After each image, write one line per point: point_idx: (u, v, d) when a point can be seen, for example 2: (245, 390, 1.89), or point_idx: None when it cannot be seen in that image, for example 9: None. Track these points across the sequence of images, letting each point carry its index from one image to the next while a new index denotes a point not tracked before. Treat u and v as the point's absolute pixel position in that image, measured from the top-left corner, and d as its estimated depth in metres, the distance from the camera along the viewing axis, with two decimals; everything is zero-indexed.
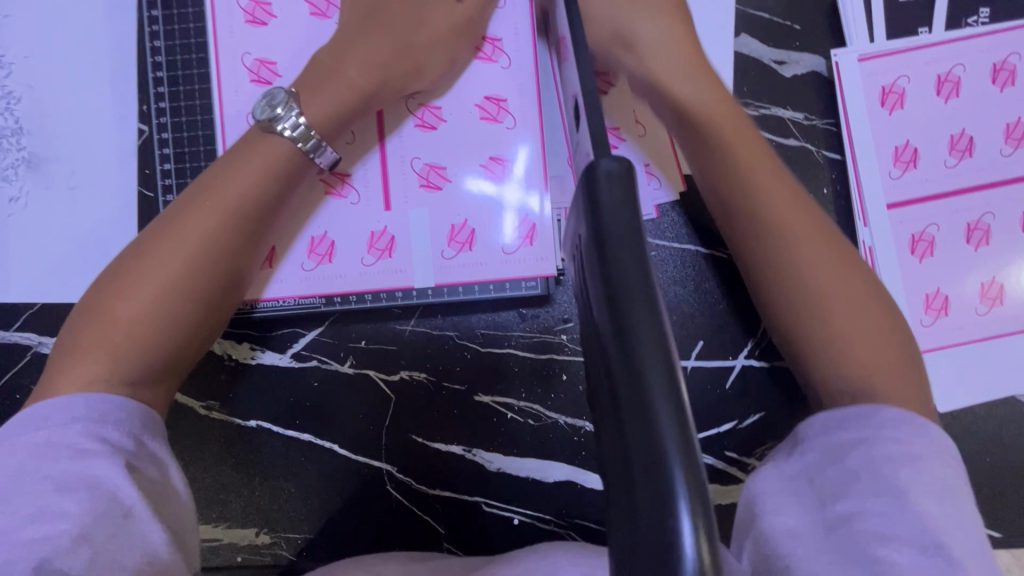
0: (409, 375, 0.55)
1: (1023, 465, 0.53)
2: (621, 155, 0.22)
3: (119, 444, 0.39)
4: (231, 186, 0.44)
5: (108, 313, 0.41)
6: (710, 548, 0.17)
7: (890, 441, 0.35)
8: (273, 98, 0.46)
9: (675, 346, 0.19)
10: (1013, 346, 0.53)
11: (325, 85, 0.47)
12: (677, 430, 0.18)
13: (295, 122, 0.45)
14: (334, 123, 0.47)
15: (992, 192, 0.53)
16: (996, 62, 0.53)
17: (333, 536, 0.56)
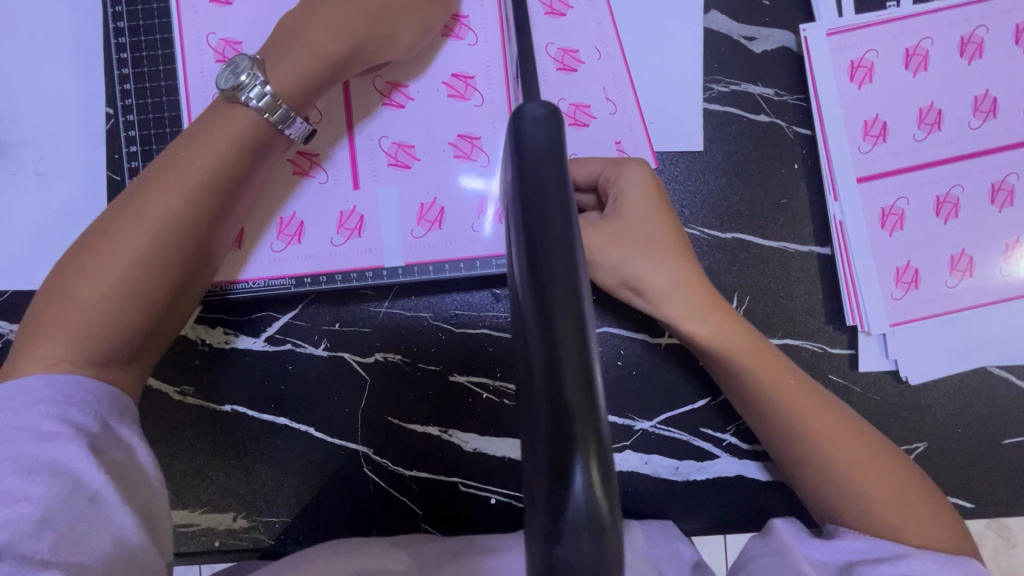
0: (383, 356, 0.55)
1: (992, 435, 0.54)
2: (547, 101, 0.24)
3: (84, 426, 0.38)
4: (197, 160, 0.43)
5: (68, 293, 0.41)
6: (599, 476, 0.19)
7: (931, 564, 0.41)
8: (235, 65, 0.44)
9: (587, 289, 0.21)
10: (981, 318, 0.54)
11: (290, 52, 0.46)
12: (580, 367, 0.19)
13: (261, 91, 0.44)
14: (301, 92, 0.46)
15: (960, 166, 0.53)
16: (964, 35, 0.53)
17: (311, 519, 0.56)
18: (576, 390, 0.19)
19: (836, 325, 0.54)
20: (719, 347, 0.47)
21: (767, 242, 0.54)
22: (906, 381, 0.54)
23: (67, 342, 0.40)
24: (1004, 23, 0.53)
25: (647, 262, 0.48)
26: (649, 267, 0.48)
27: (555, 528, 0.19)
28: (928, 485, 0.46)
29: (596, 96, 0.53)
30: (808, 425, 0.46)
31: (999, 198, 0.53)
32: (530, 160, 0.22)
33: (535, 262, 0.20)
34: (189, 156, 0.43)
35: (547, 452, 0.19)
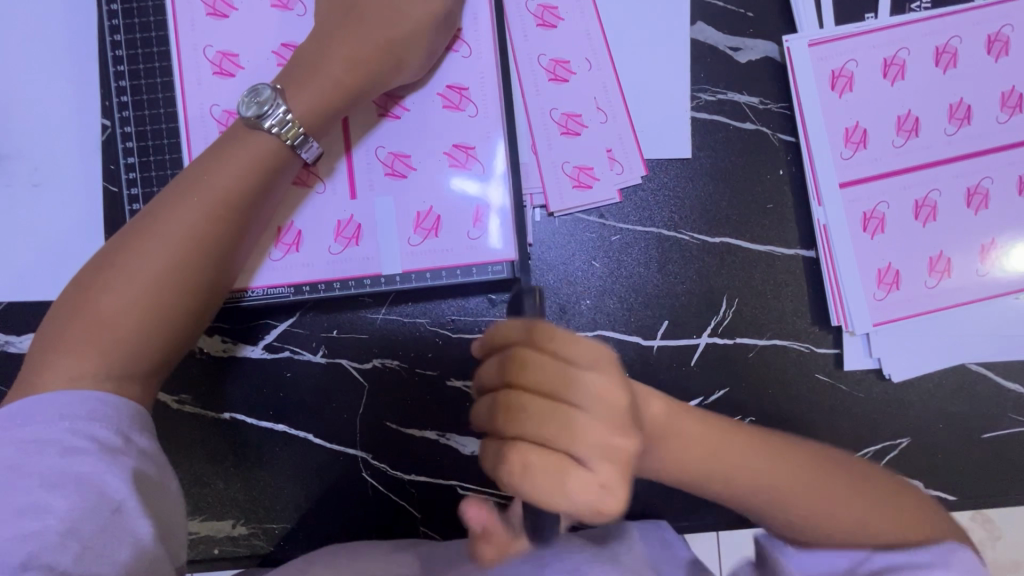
0: (381, 363, 0.56)
1: (972, 429, 0.56)
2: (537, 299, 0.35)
3: (107, 441, 0.38)
4: (216, 180, 0.45)
5: (89, 307, 0.41)
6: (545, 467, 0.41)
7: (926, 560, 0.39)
8: (257, 94, 0.46)
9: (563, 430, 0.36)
10: (958, 317, 0.56)
11: (310, 81, 0.48)
12: None
13: (283, 118, 0.46)
14: (321, 115, 0.48)
15: (937, 171, 0.55)
16: (939, 45, 0.55)
17: (312, 525, 0.56)
18: None
19: (822, 326, 0.56)
20: (685, 421, 0.43)
21: (755, 245, 0.56)
22: (889, 378, 0.56)
23: (89, 356, 0.40)
24: (977, 33, 0.55)
25: (609, 404, 0.36)
26: (615, 424, 0.36)
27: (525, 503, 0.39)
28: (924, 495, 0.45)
29: (588, 106, 0.55)
30: (785, 484, 0.42)
31: (974, 201, 0.56)
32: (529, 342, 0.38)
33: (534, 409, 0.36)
34: (213, 171, 0.45)
35: None
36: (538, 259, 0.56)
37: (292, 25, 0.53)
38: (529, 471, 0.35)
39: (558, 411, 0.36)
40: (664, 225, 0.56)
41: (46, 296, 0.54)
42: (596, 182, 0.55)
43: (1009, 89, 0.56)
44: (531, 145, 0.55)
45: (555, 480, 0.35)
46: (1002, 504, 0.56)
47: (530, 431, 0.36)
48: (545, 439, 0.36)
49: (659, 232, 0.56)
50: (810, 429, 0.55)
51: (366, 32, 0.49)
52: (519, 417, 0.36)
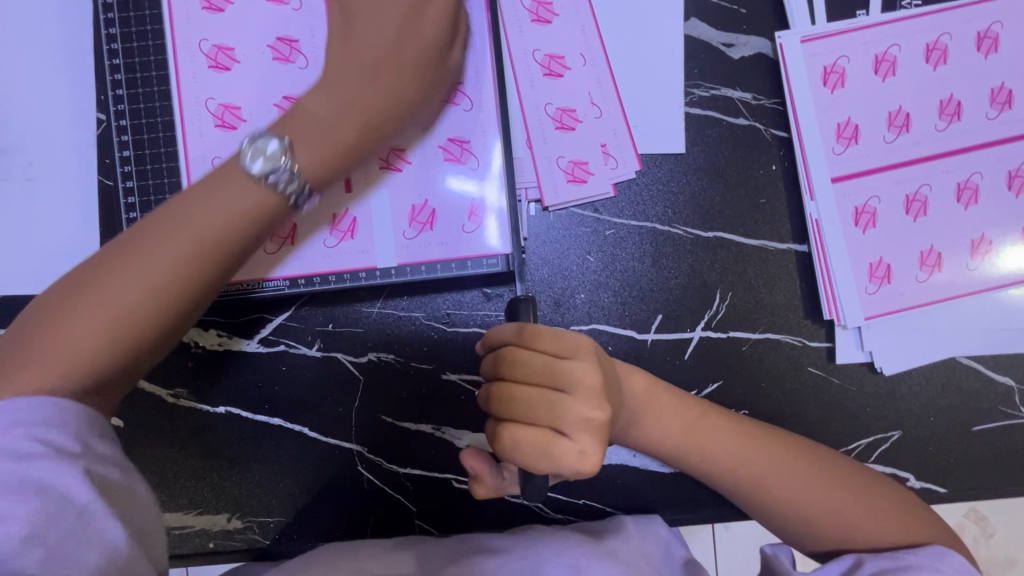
0: (377, 356, 0.56)
1: (962, 421, 0.56)
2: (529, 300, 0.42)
3: (64, 445, 0.35)
4: (208, 212, 0.40)
5: (52, 332, 0.38)
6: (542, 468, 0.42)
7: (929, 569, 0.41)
8: (263, 146, 0.42)
9: (547, 407, 0.39)
10: (949, 311, 0.57)
11: (314, 133, 0.44)
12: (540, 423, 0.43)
13: (290, 176, 0.42)
14: (323, 174, 0.44)
15: (928, 166, 0.56)
16: (929, 42, 0.56)
17: (307, 519, 0.56)
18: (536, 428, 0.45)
19: (815, 319, 0.56)
20: (663, 399, 0.47)
21: (748, 240, 0.56)
22: (881, 371, 0.56)
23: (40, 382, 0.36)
24: (966, 30, 0.56)
25: (594, 387, 0.39)
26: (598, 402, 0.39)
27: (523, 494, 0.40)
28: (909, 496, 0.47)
29: (582, 102, 0.55)
30: (754, 466, 0.45)
31: (964, 196, 0.56)
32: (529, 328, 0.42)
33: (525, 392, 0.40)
34: (206, 204, 0.41)
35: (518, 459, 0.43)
36: (532, 254, 0.57)
37: (288, 20, 0.53)
38: (513, 441, 0.39)
39: (546, 395, 0.39)
40: (658, 220, 0.56)
41: (39, 289, 0.54)
42: (591, 176, 0.56)
43: (998, 85, 0.56)
44: (525, 140, 0.56)
45: (542, 453, 0.38)
46: (994, 496, 0.56)
47: (521, 413, 0.39)
48: (535, 418, 0.39)
49: (654, 226, 0.56)
50: (802, 422, 0.56)
51: (374, 81, 0.45)
52: (510, 399, 0.40)
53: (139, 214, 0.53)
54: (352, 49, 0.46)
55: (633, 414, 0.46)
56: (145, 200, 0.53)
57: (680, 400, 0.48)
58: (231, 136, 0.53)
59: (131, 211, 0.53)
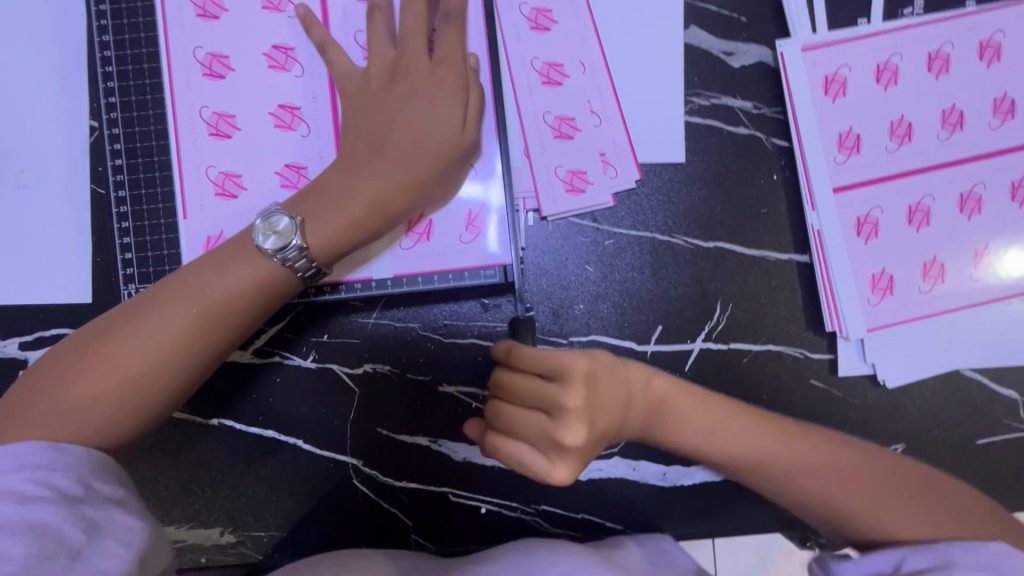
0: (372, 368, 0.55)
1: (967, 434, 0.55)
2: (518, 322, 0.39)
3: (66, 490, 0.38)
4: (220, 283, 0.45)
5: (70, 382, 0.42)
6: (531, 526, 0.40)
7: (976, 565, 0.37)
8: (274, 224, 0.46)
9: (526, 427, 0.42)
10: (953, 323, 0.56)
11: (324, 212, 0.47)
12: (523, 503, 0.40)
13: (301, 252, 0.46)
14: (333, 250, 0.48)
15: (931, 176, 0.55)
16: (931, 51, 0.56)
17: (301, 533, 0.55)
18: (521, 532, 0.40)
19: (817, 331, 0.56)
20: (689, 401, 0.46)
21: (750, 250, 0.56)
22: (884, 384, 0.55)
23: (55, 428, 0.41)
24: (969, 38, 0.56)
25: (570, 412, 0.39)
26: (574, 426, 0.39)
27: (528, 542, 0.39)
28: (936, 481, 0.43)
29: (581, 111, 0.55)
30: (754, 449, 0.44)
31: (967, 207, 0.56)
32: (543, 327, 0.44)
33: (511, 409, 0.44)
34: (217, 276, 0.46)
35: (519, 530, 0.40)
36: (531, 264, 0.56)
37: (283, 26, 0.52)
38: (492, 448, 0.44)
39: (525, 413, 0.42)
40: (658, 230, 0.56)
41: (29, 300, 0.53)
42: (589, 186, 0.55)
43: (1001, 95, 0.56)
44: (524, 148, 0.55)
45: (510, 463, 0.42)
46: None
47: (498, 422, 0.44)
48: (512, 430, 0.43)
49: (654, 236, 0.56)
50: None
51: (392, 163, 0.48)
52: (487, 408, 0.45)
53: (131, 222, 0.52)
54: (379, 127, 0.49)
55: (651, 417, 0.45)
56: (138, 209, 0.52)
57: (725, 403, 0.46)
58: (225, 144, 0.52)
59: (123, 220, 0.52)
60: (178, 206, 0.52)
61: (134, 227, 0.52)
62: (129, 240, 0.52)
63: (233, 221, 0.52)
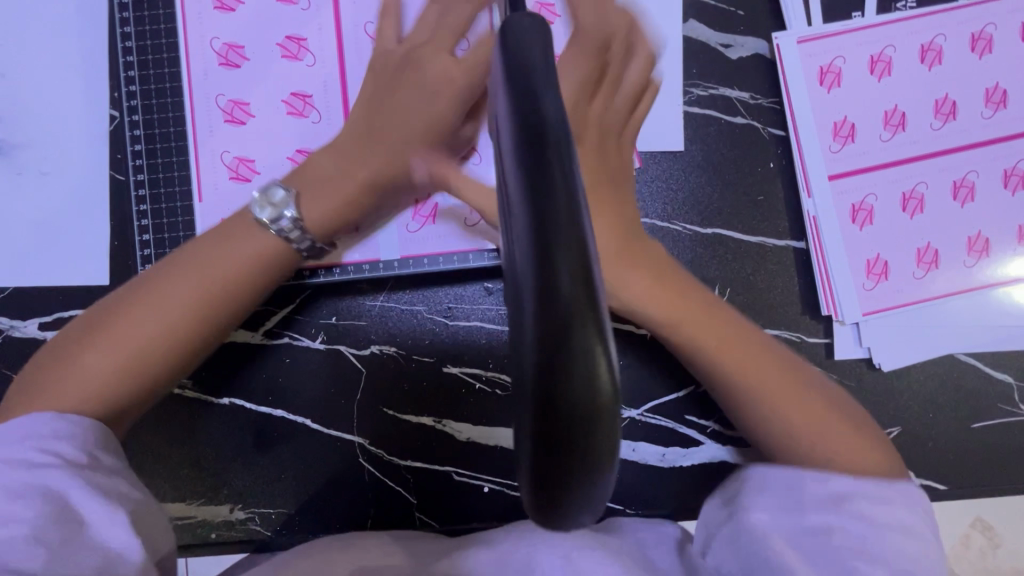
0: (379, 350, 0.57)
1: (961, 417, 0.57)
2: (537, 13, 0.20)
3: (73, 458, 0.39)
4: (221, 257, 0.47)
5: (77, 363, 0.43)
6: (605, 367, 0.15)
7: (868, 503, 0.39)
8: (270, 197, 0.48)
9: (595, 248, 0.16)
10: (946, 308, 0.57)
11: (321, 187, 0.50)
12: (587, 376, 0.15)
13: (293, 222, 0.48)
14: (328, 222, 0.50)
15: (924, 164, 0.57)
16: (924, 43, 0.57)
17: (308, 509, 0.57)
18: (581, 392, 0.15)
19: (813, 315, 0.57)
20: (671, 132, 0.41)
21: (747, 236, 0.57)
22: (879, 368, 0.57)
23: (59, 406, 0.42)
24: (961, 31, 0.57)
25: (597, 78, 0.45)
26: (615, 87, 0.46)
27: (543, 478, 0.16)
28: (847, 407, 0.46)
29: None
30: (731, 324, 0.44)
31: (960, 194, 0.57)
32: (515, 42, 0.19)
33: (535, 179, 0.16)
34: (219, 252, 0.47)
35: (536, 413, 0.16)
36: None
37: (296, 18, 0.54)
38: None
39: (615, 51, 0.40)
40: (657, 217, 0.57)
41: (51, 283, 0.55)
42: None
43: (993, 85, 0.57)
44: None
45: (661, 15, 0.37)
46: (991, 492, 0.57)
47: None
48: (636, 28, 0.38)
49: (653, 223, 0.57)
50: None
51: (386, 148, 0.49)
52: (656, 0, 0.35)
53: (149, 206, 0.54)
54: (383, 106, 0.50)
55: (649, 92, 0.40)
56: (155, 192, 0.54)
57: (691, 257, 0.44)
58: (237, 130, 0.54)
59: (142, 203, 0.54)
60: (195, 189, 0.54)
61: (152, 210, 0.54)
62: (147, 222, 0.54)
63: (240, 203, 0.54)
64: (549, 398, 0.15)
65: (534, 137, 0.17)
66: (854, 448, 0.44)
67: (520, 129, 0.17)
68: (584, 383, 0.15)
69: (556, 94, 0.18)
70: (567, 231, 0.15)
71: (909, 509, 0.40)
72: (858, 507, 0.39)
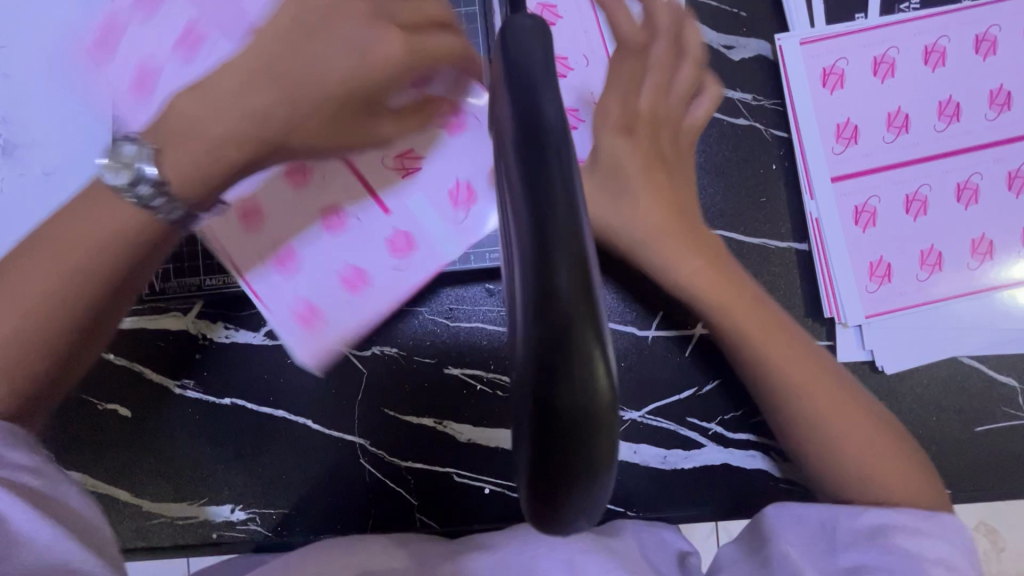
0: (381, 351, 0.57)
1: (965, 421, 0.56)
2: (538, 15, 0.20)
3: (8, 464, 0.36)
4: (78, 237, 0.37)
5: None
6: (606, 376, 0.15)
7: (905, 534, 0.41)
8: (116, 154, 0.36)
9: (595, 257, 0.16)
10: (949, 311, 0.57)
11: (189, 146, 0.37)
12: (587, 383, 0.15)
13: (145, 190, 0.36)
14: (201, 189, 0.38)
15: (928, 166, 0.57)
16: (927, 44, 0.57)
17: (309, 511, 0.57)
18: (578, 400, 0.15)
19: (815, 318, 0.57)
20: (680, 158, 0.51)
21: (748, 238, 0.57)
22: (882, 370, 0.56)
23: None
24: (964, 33, 0.57)
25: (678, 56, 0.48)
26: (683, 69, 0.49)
27: (537, 480, 0.17)
28: (891, 423, 0.47)
29: (584, 102, 0.55)
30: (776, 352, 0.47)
31: (964, 196, 0.57)
32: (514, 51, 0.19)
33: (534, 186, 0.16)
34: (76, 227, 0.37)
35: (534, 425, 0.16)
36: None
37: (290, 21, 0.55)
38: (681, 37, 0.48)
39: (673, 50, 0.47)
40: None
41: None
42: None
43: (997, 87, 0.57)
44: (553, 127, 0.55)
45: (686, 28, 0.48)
46: (995, 497, 0.56)
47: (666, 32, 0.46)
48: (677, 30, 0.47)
49: None
50: None
51: (290, 119, 0.38)
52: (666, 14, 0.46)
53: None
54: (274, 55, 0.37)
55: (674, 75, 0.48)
56: None
57: (734, 275, 0.50)
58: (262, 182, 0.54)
59: None
60: None
61: None
62: None
63: (319, 289, 0.55)
64: (547, 400, 0.15)
65: (532, 140, 0.17)
66: (872, 438, 0.46)
67: (519, 132, 0.17)
68: (583, 386, 0.15)
69: (553, 96, 0.18)
70: (565, 233, 0.15)
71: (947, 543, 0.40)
72: (895, 541, 0.40)
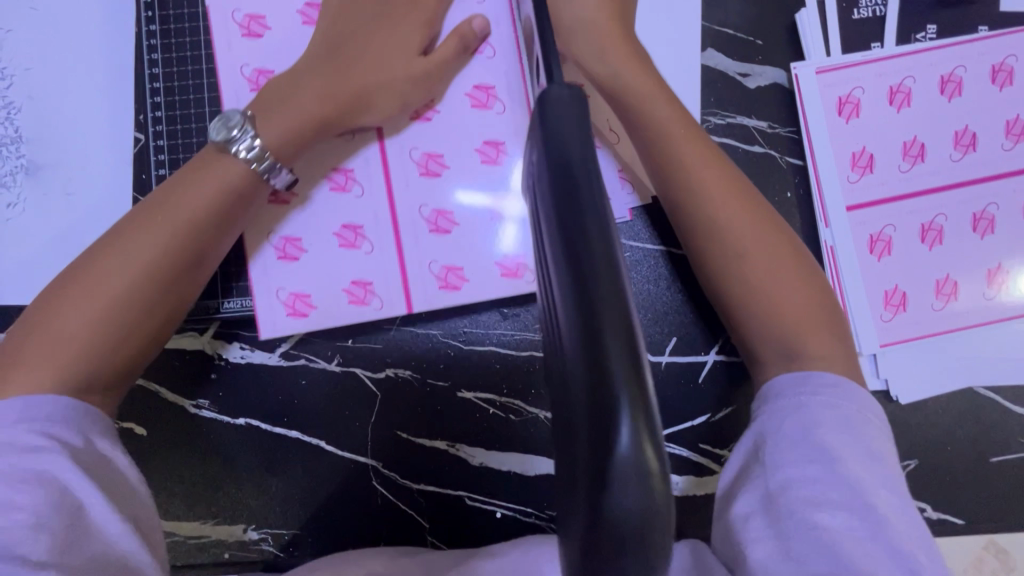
0: (395, 373, 0.57)
1: (981, 452, 0.56)
2: (574, 84, 0.23)
3: (70, 440, 0.40)
4: (180, 204, 0.46)
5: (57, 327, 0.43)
6: (653, 448, 0.17)
7: (826, 433, 0.40)
8: (228, 119, 0.48)
9: (641, 337, 0.18)
10: (964, 342, 0.56)
11: (279, 111, 0.50)
12: (637, 457, 0.17)
13: (250, 143, 0.48)
14: (289, 139, 0.50)
15: (943, 196, 0.57)
16: (943, 74, 0.57)
17: (321, 531, 0.57)
18: (630, 473, 0.17)
19: None
20: None
21: None
22: (897, 400, 0.56)
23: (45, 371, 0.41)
24: (982, 62, 0.57)
25: None
26: None
27: (590, 551, 0.18)
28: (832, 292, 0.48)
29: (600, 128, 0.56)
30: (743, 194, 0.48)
31: (980, 226, 0.56)
32: (553, 136, 0.21)
33: (580, 273, 0.18)
34: (175, 203, 0.46)
35: (589, 497, 0.18)
36: None
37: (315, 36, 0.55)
38: None
39: None
40: (667, 245, 0.57)
41: None
42: None
43: (1014, 117, 0.57)
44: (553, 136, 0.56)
45: None
46: (1009, 529, 0.56)
47: None
48: None
49: (669, 252, 0.57)
50: None
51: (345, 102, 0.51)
52: None
53: None
54: (324, 54, 0.52)
55: None
56: None
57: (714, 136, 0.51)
58: (347, 198, 0.56)
59: None
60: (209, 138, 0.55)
61: None
62: None
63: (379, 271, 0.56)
64: (601, 477, 0.17)
65: (574, 225, 0.19)
66: (796, 273, 0.47)
67: (564, 218, 0.19)
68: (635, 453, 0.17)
69: (594, 179, 0.20)
70: (614, 319, 0.18)
71: (862, 416, 0.41)
72: (821, 442, 0.40)
